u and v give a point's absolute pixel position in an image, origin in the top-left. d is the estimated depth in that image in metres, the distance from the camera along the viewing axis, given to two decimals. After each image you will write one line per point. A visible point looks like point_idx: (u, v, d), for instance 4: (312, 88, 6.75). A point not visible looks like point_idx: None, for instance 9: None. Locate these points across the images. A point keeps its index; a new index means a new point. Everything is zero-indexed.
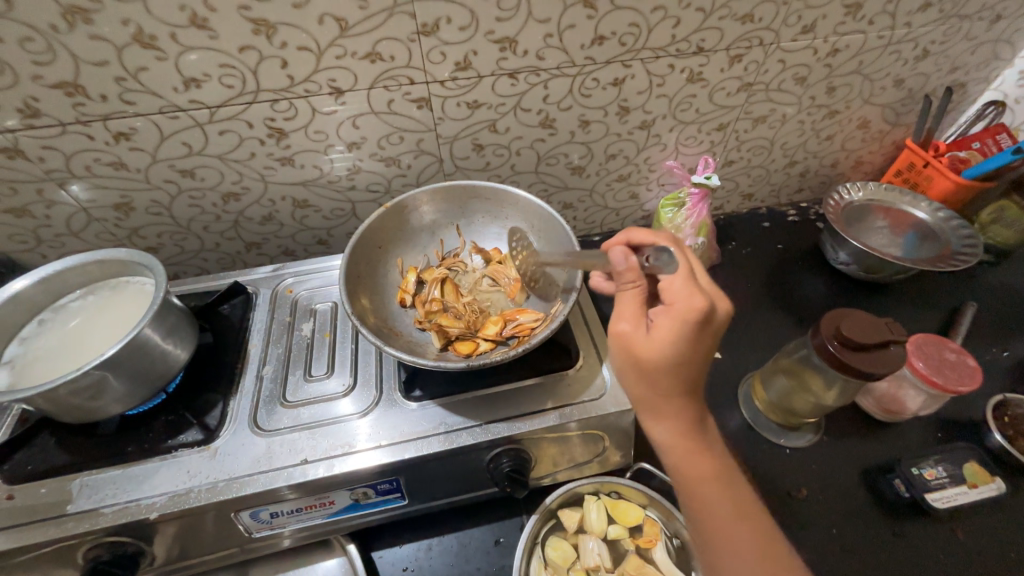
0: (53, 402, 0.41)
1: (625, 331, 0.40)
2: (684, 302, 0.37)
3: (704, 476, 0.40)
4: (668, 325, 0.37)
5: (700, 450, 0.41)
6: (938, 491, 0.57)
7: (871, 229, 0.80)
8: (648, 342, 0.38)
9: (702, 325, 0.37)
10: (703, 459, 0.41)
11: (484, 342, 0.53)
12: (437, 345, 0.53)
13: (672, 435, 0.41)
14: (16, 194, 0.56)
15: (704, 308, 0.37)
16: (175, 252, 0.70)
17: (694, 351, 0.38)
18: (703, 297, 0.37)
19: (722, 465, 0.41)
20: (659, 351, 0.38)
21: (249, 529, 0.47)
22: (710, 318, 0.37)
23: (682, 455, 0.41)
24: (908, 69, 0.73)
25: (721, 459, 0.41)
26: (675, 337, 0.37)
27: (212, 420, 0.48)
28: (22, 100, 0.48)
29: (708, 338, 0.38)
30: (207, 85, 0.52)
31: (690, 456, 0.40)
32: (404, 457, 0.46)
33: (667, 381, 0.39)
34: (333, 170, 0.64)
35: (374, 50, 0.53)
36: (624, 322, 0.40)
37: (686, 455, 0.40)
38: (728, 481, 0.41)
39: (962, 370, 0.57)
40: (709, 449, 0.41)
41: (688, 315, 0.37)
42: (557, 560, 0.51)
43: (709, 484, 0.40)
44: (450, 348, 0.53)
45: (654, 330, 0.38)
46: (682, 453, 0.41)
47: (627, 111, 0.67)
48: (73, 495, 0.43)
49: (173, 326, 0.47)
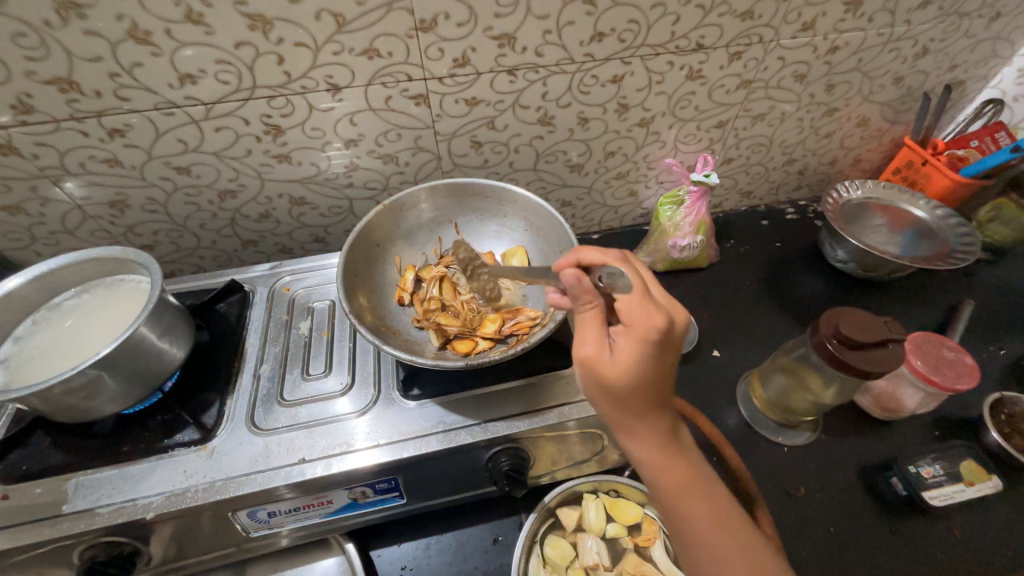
0: (47, 402, 0.40)
1: (589, 355, 0.37)
2: (644, 323, 0.36)
3: (683, 487, 0.39)
4: (632, 348, 0.36)
5: (677, 460, 0.40)
6: (936, 489, 0.56)
7: (869, 227, 0.80)
8: (614, 365, 0.37)
9: (661, 343, 0.36)
10: (680, 469, 0.40)
11: (483, 340, 0.53)
12: (436, 344, 0.53)
13: (646, 450, 0.40)
14: (10, 191, 0.56)
15: (664, 326, 0.36)
16: (172, 249, 0.69)
17: (658, 368, 0.37)
18: (661, 314, 0.36)
19: (699, 473, 0.41)
20: (626, 374, 0.37)
21: (246, 529, 0.46)
22: (669, 334, 0.37)
23: (660, 467, 0.40)
24: (908, 66, 0.73)
25: (698, 466, 0.41)
26: (639, 359, 0.36)
27: (208, 420, 0.48)
28: (16, 96, 0.48)
29: (669, 353, 0.37)
30: (203, 81, 0.51)
31: (668, 467, 0.39)
32: (402, 456, 0.45)
33: (636, 401, 0.38)
34: (331, 167, 0.64)
35: (372, 46, 0.52)
36: (586, 346, 0.38)
37: (662, 467, 0.40)
38: (707, 488, 0.40)
39: (960, 368, 0.57)
40: (684, 457, 0.40)
41: (648, 335, 0.36)
42: (556, 558, 0.51)
43: (688, 494, 0.39)
44: (449, 346, 0.53)
45: (617, 353, 0.37)
46: (658, 466, 0.40)
47: (626, 108, 0.67)
48: (69, 495, 0.43)
49: (169, 325, 0.47)
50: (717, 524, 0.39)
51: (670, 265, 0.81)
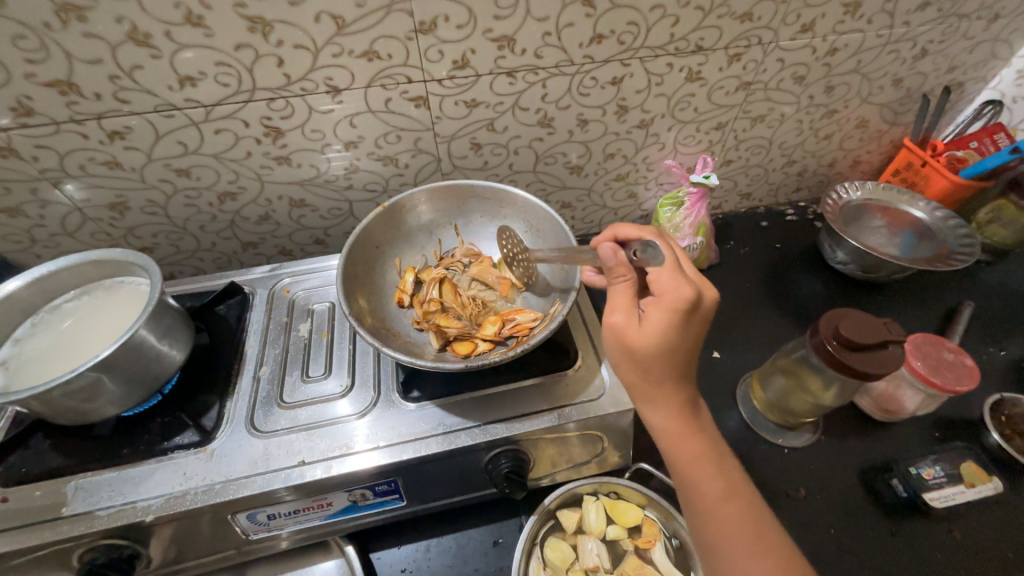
0: (47, 404, 0.40)
1: (619, 322, 0.40)
2: (674, 292, 0.39)
3: (694, 459, 0.41)
4: (660, 316, 0.39)
5: (691, 433, 0.42)
6: (937, 490, 0.57)
7: (868, 229, 0.80)
8: (641, 333, 0.39)
9: (690, 314, 0.39)
10: (694, 442, 0.42)
11: (482, 342, 0.53)
12: (435, 347, 0.53)
13: (665, 420, 0.42)
14: (9, 194, 0.56)
15: (692, 298, 0.38)
16: (171, 252, 0.69)
17: (683, 340, 0.39)
18: (690, 287, 0.39)
19: (713, 449, 0.42)
20: (652, 341, 0.39)
21: (246, 531, 0.46)
22: (698, 307, 0.39)
23: (675, 439, 0.42)
24: (907, 68, 0.73)
25: (713, 443, 0.42)
26: (666, 328, 0.38)
27: (208, 422, 0.48)
28: (16, 99, 0.48)
29: (696, 326, 0.40)
30: (203, 83, 0.51)
31: (683, 440, 0.42)
32: (402, 458, 0.45)
33: (659, 369, 0.40)
34: (331, 169, 0.64)
35: (371, 48, 0.52)
36: (617, 314, 0.40)
37: (677, 438, 0.42)
38: (720, 465, 0.42)
39: (960, 369, 0.57)
40: (700, 433, 0.42)
41: (677, 305, 0.38)
42: (556, 560, 0.50)
43: (700, 467, 0.41)
44: (448, 348, 0.53)
45: (646, 322, 0.39)
46: (674, 436, 0.42)
47: (626, 110, 0.67)
48: (68, 498, 0.43)
49: (169, 327, 0.47)
50: (727, 499, 0.40)
51: None
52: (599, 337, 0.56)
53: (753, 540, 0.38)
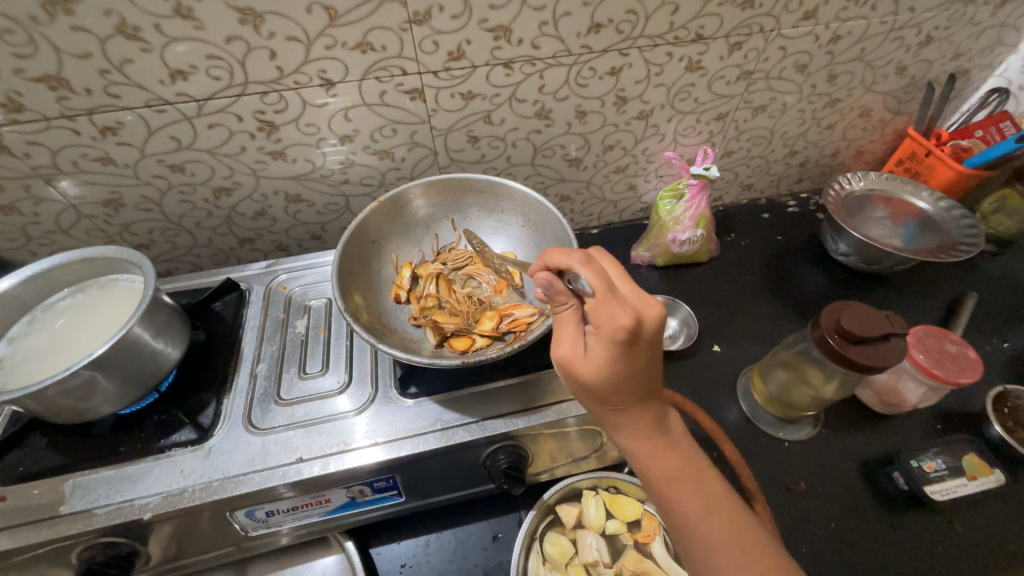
0: (43, 403, 0.40)
1: (564, 355, 0.39)
2: (608, 323, 0.35)
3: (669, 475, 0.39)
4: (599, 347, 0.36)
5: (663, 450, 0.40)
6: (938, 483, 0.56)
7: (871, 220, 0.80)
8: (586, 364, 0.38)
9: (631, 342, 0.35)
10: (668, 457, 0.40)
11: (480, 337, 0.52)
12: (432, 343, 0.52)
13: (634, 441, 0.40)
14: (3, 191, 0.55)
15: (629, 326, 0.34)
16: (168, 248, 0.69)
17: (632, 366, 0.37)
18: (626, 311, 0.35)
19: (689, 462, 0.40)
20: (598, 373, 0.37)
21: (245, 528, 0.46)
22: (639, 333, 0.35)
23: (647, 457, 0.40)
24: (912, 56, 0.72)
25: (689, 456, 0.41)
26: (608, 359, 0.36)
27: (205, 419, 0.47)
28: (5, 94, 0.47)
29: (645, 350, 0.36)
30: (194, 77, 0.50)
31: (656, 457, 0.40)
32: (401, 455, 0.45)
33: (615, 396, 0.38)
34: (326, 164, 0.63)
35: (365, 39, 0.51)
36: (562, 347, 0.39)
37: (651, 458, 0.40)
38: (698, 478, 0.40)
39: (963, 362, 0.57)
40: (674, 447, 0.41)
41: (615, 336, 0.35)
42: (555, 555, 0.50)
43: (678, 484, 0.39)
44: (446, 344, 0.52)
45: (589, 353, 0.37)
46: (647, 456, 0.40)
47: (625, 101, 0.66)
48: (67, 496, 0.43)
49: (164, 325, 0.47)
50: (710, 514, 0.38)
51: (670, 260, 0.80)
52: None
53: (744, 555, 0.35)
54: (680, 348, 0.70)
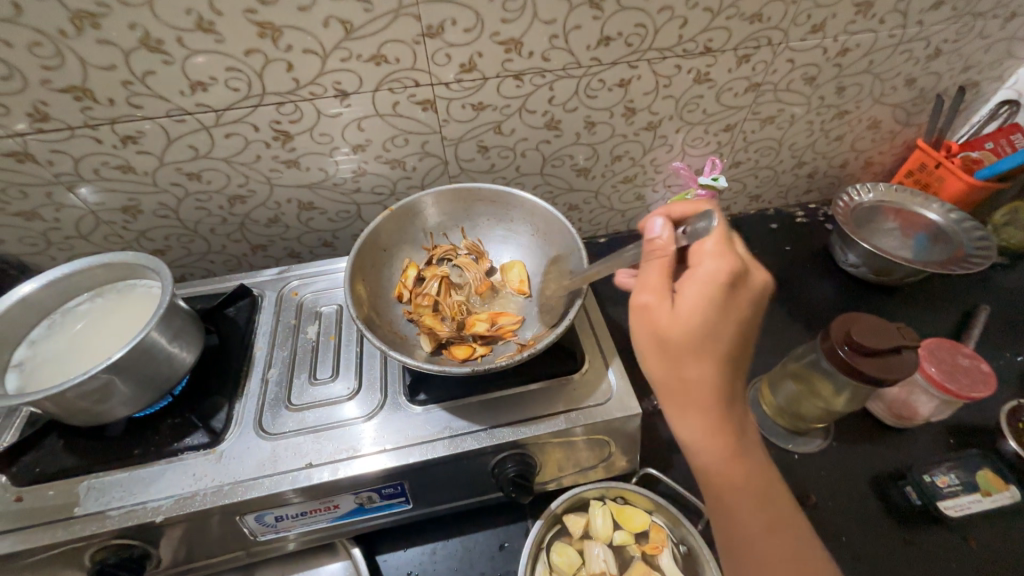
0: (61, 406, 0.41)
1: (647, 302, 0.39)
2: (712, 265, 0.37)
3: (736, 486, 0.39)
4: (697, 290, 0.36)
5: (738, 469, 0.39)
6: (950, 499, 0.56)
7: (881, 231, 0.79)
8: (672, 312, 0.37)
9: (731, 290, 0.36)
10: (738, 467, 0.39)
11: (479, 346, 0.52)
12: (427, 349, 0.52)
13: (700, 438, 0.39)
14: (26, 197, 0.57)
15: (733, 271, 0.36)
16: (183, 254, 0.70)
17: (726, 321, 0.37)
18: (736, 261, 0.37)
19: (756, 478, 0.40)
20: (684, 321, 0.37)
21: (254, 533, 0.47)
22: (738, 283, 0.37)
23: (714, 461, 0.39)
24: (920, 68, 0.72)
25: (759, 464, 0.40)
26: (703, 305, 0.36)
27: (217, 423, 0.48)
28: (32, 104, 0.49)
29: (741, 307, 0.37)
30: (213, 88, 0.52)
31: (725, 462, 0.39)
32: (409, 462, 0.45)
33: (693, 359, 0.37)
34: (338, 172, 0.64)
35: (379, 52, 0.53)
36: (648, 292, 0.39)
37: (717, 458, 0.39)
38: (764, 496, 0.40)
39: (976, 376, 0.56)
40: (746, 459, 0.39)
41: (716, 278, 0.36)
42: (562, 565, 0.50)
43: (739, 494, 0.39)
44: (446, 351, 0.52)
45: (680, 300, 0.37)
46: (715, 460, 0.39)
47: (633, 112, 0.67)
48: (81, 497, 0.43)
49: (179, 329, 0.47)
50: (772, 530, 0.39)
51: None
52: (606, 341, 0.56)
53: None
54: None
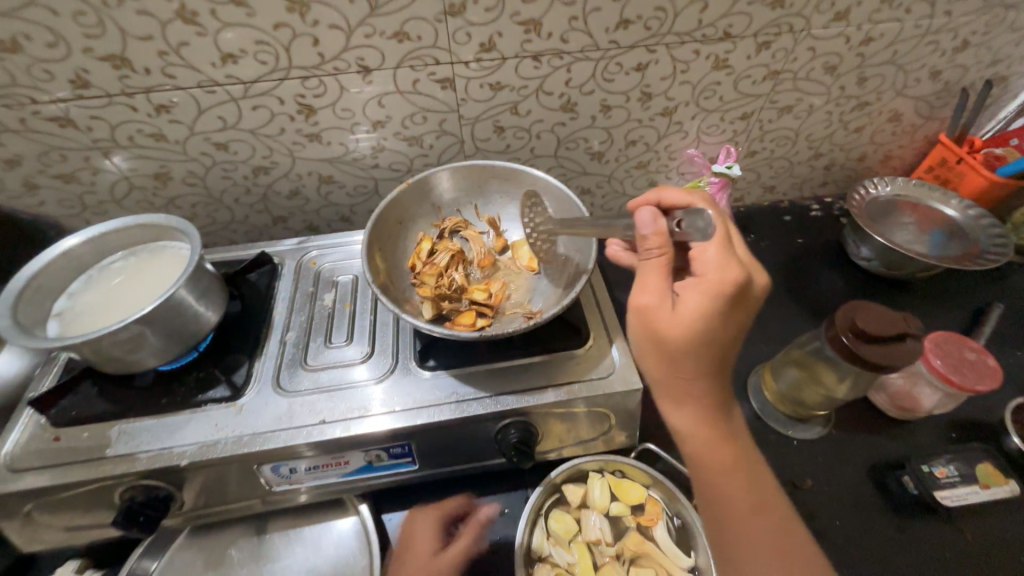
0: (98, 352, 0.44)
1: (647, 304, 0.40)
2: (717, 275, 0.39)
3: (722, 464, 0.42)
4: (700, 299, 0.38)
5: (723, 448, 0.42)
6: (948, 489, 0.56)
7: (896, 226, 0.79)
8: (674, 319, 0.39)
9: (733, 301, 0.38)
10: (724, 447, 0.42)
11: (482, 319, 0.53)
12: (427, 317, 0.53)
13: (689, 420, 0.42)
14: (65, 161, 0.60)
15: (738, 284, 0.38)
16: (208, 223, 0.73)
17: (723, 328, 0.39)
18: (737, 272, 0.39)
19: (740, 458, 0.43)
20: (683, 326, 0.38)
21: (270, 483, 0.49)
22: (741, 293, 0.39)
23: (699, 439, 0.42)
24: (946, 61, 0.71)
25: (743, 451, 0.43)
26: (703, 312, 0.38)
27: (238, 379, 0.51)
28: (75, 72, 0.52)
29: (738, 314, 0.39)
30: (243, 61, 0.54)
31: (709, 442, 0.42)
32: (417, 423, 0.48)
33: (689, 361, 0.40)
34: (358, 147, 0.66)
35: (402, 29, 0.54)
36: (651, 294, 0.40)
37: (704, 441, 0.42)
38: (751, 478, 0.42)
39: (983, 370, 0.55)
40: (730, 439, 0.43)
41: (721, 288, 0.38)
42: (559, 531, 0.52)
43: (726, 472, 0.42)
44: (451, 321, 0.53)
45: (681, 305, 0.39)
46: (701, 437, 0.42)
47: (649, 97, 0.67)
48: (112, 441, 0.46)
49: (206, 289, 0.50)
50: (756, 512, 0.42)
51: None
52: (611, 319, 0.57)
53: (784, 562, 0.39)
54: None
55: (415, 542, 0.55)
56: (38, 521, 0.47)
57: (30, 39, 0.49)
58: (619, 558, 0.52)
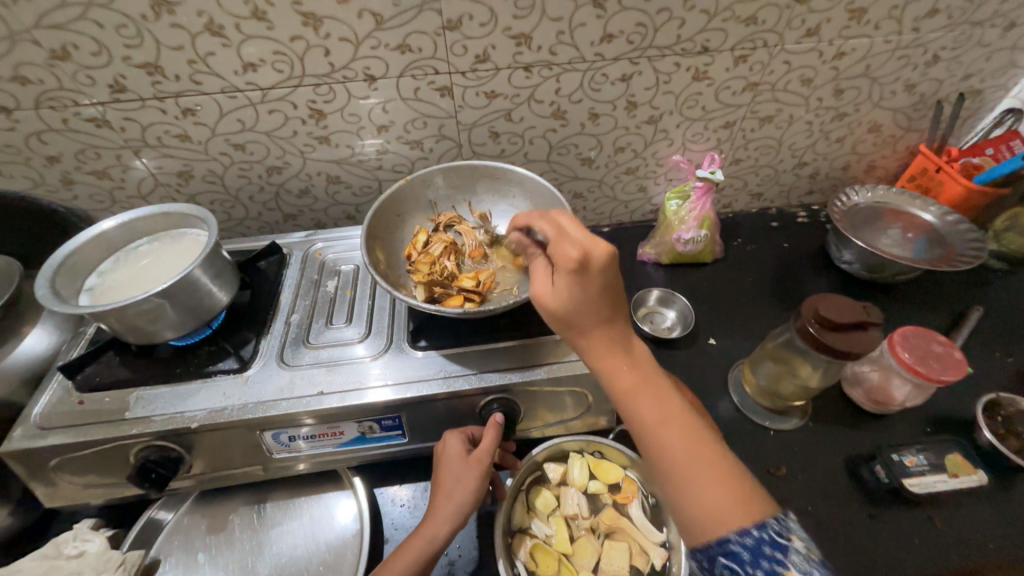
0: (122, 321, 0.49)
1: (537, 291, 0.45)
2: (561, 256, 0.43)
3: (630, 390, 0.43)
4: (558, 279, 0.43)
5: (630, 372, 0.44)
6: (916, 477, 0.57)
7: (878, 231, 0.82)
8: (552, 299, 0.44)
9: (582, 272, 0.42)
10: (631, 373, 0.44)
11: (467, 300, 0.58)
12: (420, 299, 0.57)
13: (600, 361, 0.44)
14: (99, 158, 0.67)
15: (577, 257, 0.42)
16: (224, 219, 0.79)
17: (591, 293, 0.42)
18: (575, 246, 0.42)
19: (648, 379, 0.44)
20: (560, 303, 0.43)
21: (270, 450, 0.53)
22: (588, 262, 0.42)
23: (610, 374, 0.44)
24: (919, 74, 0.75)
25: (649, 374, 0.45)
26: (566, 290, 0.43)
27: (245, 353, 0.55)
28: (114, 77, 0.59)
29: (598, 279, 0.42)
30: (262, 69, 0.60)
31: (620, 374, 0.44)
32: (406, 396, 0.52)
33: (581, 325, 0.44)
34: (364, 150, 0.72)
35: (404, 42, 0.60)
36: (537, 284, 0.45)
37: (614, 376, 0.44)
38: (659, 396, 0.44)
39: (947, 361, 0.58)
40: (636, 365, 0.45)
41: (565, 266, 0.42)
42: (538, 505, 0.55)
43: (636, 396, 0.43)
44: (439, 301, 0.58)
45: (552, 287, 0.44)
46: (612, 371, 0.44)
47: (634, 105, 0.72)
48: (130, 405, 0.51)
49: (220, 270, 0.55)
50: (664, 425, 0.42)
51: (674, 259, 0.85)
52: None
53: (693, 464, 0.41)
54: (677, 338, 0.74)
55: (403, 513, 0.58)
56: (59, 479, 0.51)
57: (77, 48, 0.55)
58: (595, 532, 0.55)
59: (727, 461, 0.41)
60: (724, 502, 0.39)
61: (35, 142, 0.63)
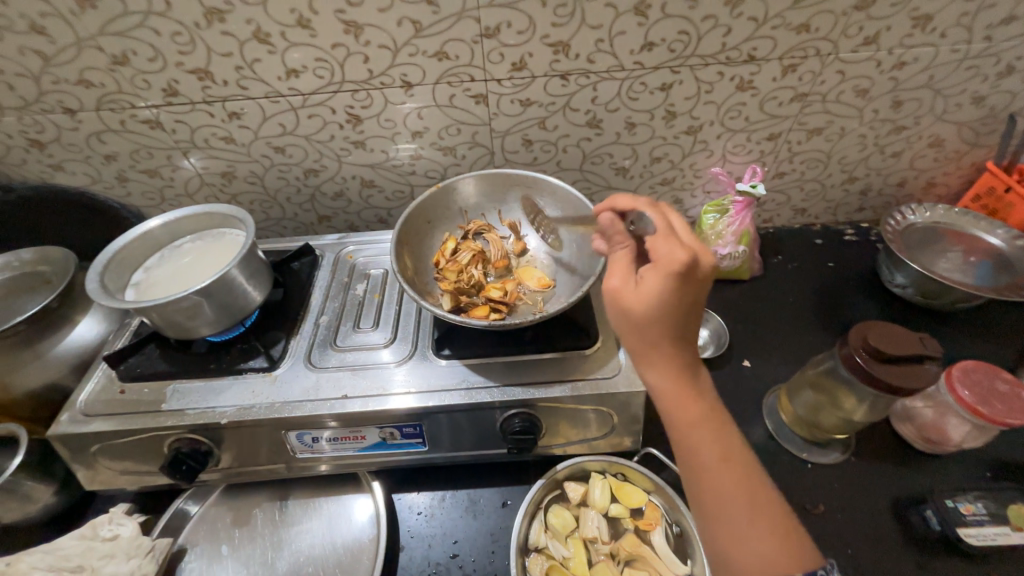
0: (163, 317, 0.51)
1: (617, 287, 0.43)
2: (668, 257, 0.41)
3: (693, 418, 0.42)
4: (651, 281, 0.41)
5: (694, 398, 0.43)
6: (976, 528, 0.52)
7: (936, 253, 0.76)
8: (637, 296, 0.42)
9: (684, 277, 0.40)
10: (694, 402, 0.43)
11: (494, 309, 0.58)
12: (446, 307, 0.57)
13: (663, 377, 0.43)
14: (152, 158, 0.70)
15: (685, 261, 0.40)
16: (262, 218, 0.81)
17: (684, 301, 0.41)
18: (683, 250, 0.41)
19: (712, 411, 0.43)
20: (647, 301, 0.41)
21: (294, 449, 0.54)
22: (693, 269, 0.41)
23: (674, 397, 0.43)
24: (989, 86, 0.69)
25: (714, 406, 0.44)
26: (661, 291, 0.41)
27: (275, 353, 0.57)
28: (168, 82, 0.61)
29: (695, 290, 0.41)
30: (304, 75, 0.62)
31: (683, 399, 0.43)
32: (428, 404, 0.51)
33: (659, 330, 0.42)
34: (398, 155, 0.72)
35: (442, 49, 0.60)
36: (618, 279, 0.44)
37: (676, 398, 0.43)
38: (720, 431, 0.43)
39: (1013, 402, 0.53)
40: (700, 393, 0.43)
41: (671, 267, 0.40)
42: (556, 525, 0.54)
43: (700, 426, 0.42)
44: (466, 310, 0.57)
45: (643, 284, 0.42)
46: (674, 396, 0.43)
47: (673, 115, 0.70)
48: (167, 397, 0.53)
49: (255, 271, 0.57)
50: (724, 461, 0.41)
51: None
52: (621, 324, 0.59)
53: (747, 507, 0.40)
54: (709, 357, 0.71)
55: (420, 521, 0.58)
56: (99, 463, 0.53)
57: (136, 54, 0.59)
58: (615, 557, 0.53)
59: (782, 511, 0.41)
60: (776, 552, 0.38)
61: (95, 142, 0.67)
